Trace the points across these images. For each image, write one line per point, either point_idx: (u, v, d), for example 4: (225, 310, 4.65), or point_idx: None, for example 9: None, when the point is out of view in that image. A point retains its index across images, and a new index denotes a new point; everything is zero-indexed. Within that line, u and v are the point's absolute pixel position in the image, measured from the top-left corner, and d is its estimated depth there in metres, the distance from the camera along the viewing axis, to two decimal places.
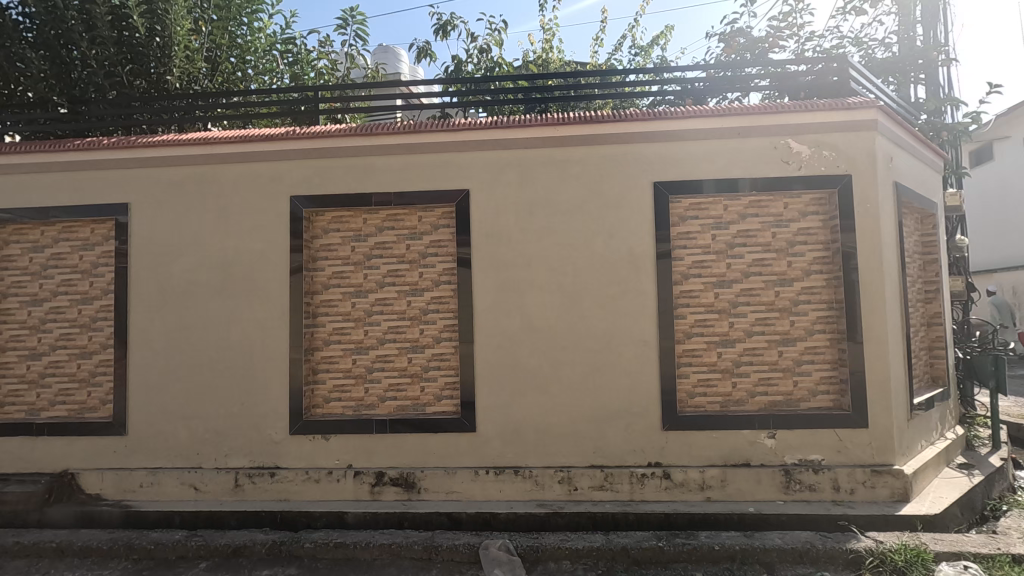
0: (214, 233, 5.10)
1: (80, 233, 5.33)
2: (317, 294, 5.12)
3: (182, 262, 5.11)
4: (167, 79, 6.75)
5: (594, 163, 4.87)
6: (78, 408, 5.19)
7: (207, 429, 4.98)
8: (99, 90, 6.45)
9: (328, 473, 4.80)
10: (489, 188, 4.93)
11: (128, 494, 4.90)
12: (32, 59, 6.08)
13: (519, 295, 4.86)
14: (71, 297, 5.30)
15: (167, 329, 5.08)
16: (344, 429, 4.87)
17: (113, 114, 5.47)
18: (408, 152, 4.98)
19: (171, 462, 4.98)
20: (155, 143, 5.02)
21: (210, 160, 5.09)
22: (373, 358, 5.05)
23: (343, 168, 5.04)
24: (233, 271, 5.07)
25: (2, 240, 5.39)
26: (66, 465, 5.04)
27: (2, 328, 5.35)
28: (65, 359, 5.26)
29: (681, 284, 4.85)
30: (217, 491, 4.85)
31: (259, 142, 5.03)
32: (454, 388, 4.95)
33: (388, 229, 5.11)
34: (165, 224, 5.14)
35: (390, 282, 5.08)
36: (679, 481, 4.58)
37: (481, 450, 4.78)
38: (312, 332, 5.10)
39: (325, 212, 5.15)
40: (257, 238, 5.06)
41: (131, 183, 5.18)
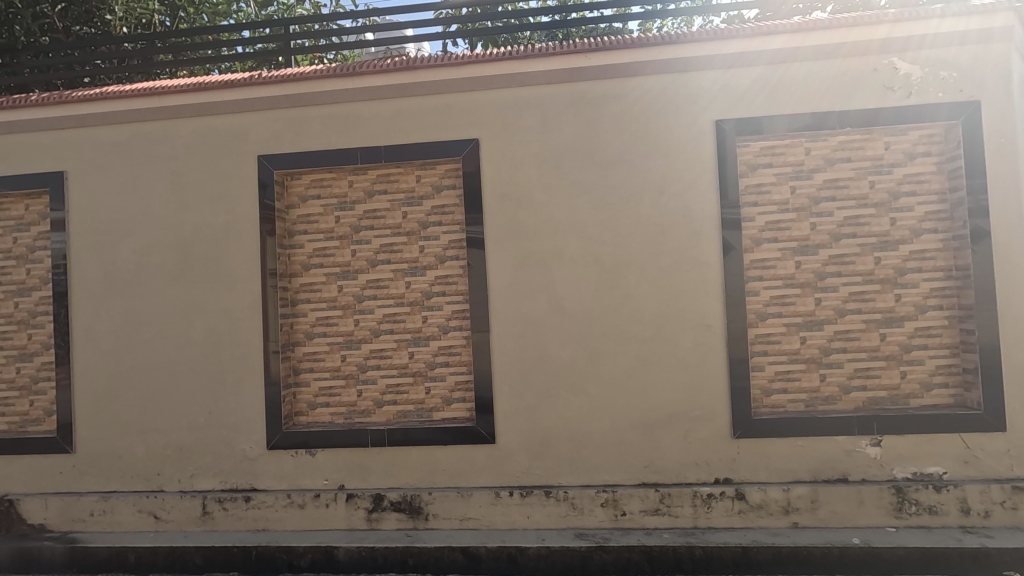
0: (167, 205, 4.14)
1: (12, 211, 4.39)
2: (296, 276, 4.16)
3: (131, 241, 4.16)
4: (108, 19, 5.90)
5: (637, 99, 3.80)
6: (19, 421, 4.31)
7: (169, 445, 4.08)
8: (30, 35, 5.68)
9: (314, 497, 3.89)
10: (504, 137, 3.90)
11: (76, 525, 4.04)
12: None
13: (545, 271, 3.85)
14: (6, 288, 4.40)
15: (115, 324, 4.16)
16: (332, 441, 3.94)
17: (42, 66, 4.48)
18: (401, 95, 3.95)
19: (127, 485, 4.10)
20: (91, 96, 4.03)
21: (159, 113, 4.10)
22: (366, 354, 4.08)
23: (321, 119, 4.04)
24: (191, 251, 4.11)
25: None
26: (6, 490, 4.19)
27: None
28: (2, 363, 4.37)
29: (753, 251, 3.79)
30: (181, 520, 3.96)
31: (218, 91, 3.99)
32: (467, 388, 3.97)
33: (379, 192, 4.10)
34: (109, 196, 4.19)
35: (384, 260, 4.09)
36: (757, 503, 3.58)
37: (503, 466, 3.82)
38: (292, 323, 4.14)
39: (301, 175, 4.15)
40: (219, 209, 4.09)
41: (67, 147, 4.24)
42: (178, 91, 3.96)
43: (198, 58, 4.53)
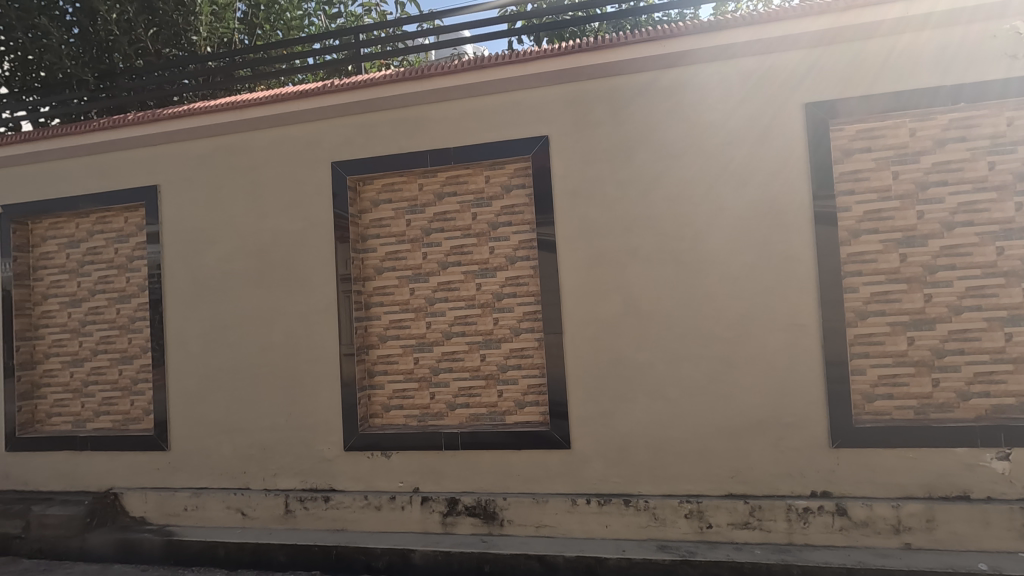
0: (248, 213, 4.30)
1: (113, 223, 4.72)
2: (369, 280, 4.21)
3: (216, 249, 4.36)
4: (194, 39, 6.32)
5: (715, 85, 3.58)
6: (122, 420, 4.62)
7: (253, 444, 4.23)
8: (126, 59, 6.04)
9: (390, 499, 3.91)
10: (574, 133, 3.78)
11: (171, 519, 4.26)
12: (54, 35, 5.62)
13: (619, 270, 3.69)
14: (109, 295, 4.73)
15: (202, 328, 4.37)
16: (407, 444, 3.95)
17: (139, 87, 4.86)
18: (468, 96, 3.91)
19: (216, 482, 4.29)
20: (178, 113, 4.23)
21: (241, 126, 4.28)
22: (438, 357, 4.07)
23: (390, 123, 4.07)
24: (270, 257, 4.25)
25: (41, 237, 4.91)
26: (110, 484, 4.49)
27: (44, 332, 4.88)
28: (106, 365, 4.71)
29: (850, 244, 3.47)
30: (265, 518, 4.10)
31: (292, 102, 4.07)
32: (540, 392, 3.87)
33: (449, 194, 4.09)
34: (196, 207, 4.42)
35: (454, 262, 4.07)
36: (861, 520, 3.26)
37: (578, 473, 3.69)
38: (366, 326, 4.20)
39: (373, 179, 4.20)
40: (295, 215, 4.21)
41: (160, 163, 4.50)
42: (256, 104, 4.08)
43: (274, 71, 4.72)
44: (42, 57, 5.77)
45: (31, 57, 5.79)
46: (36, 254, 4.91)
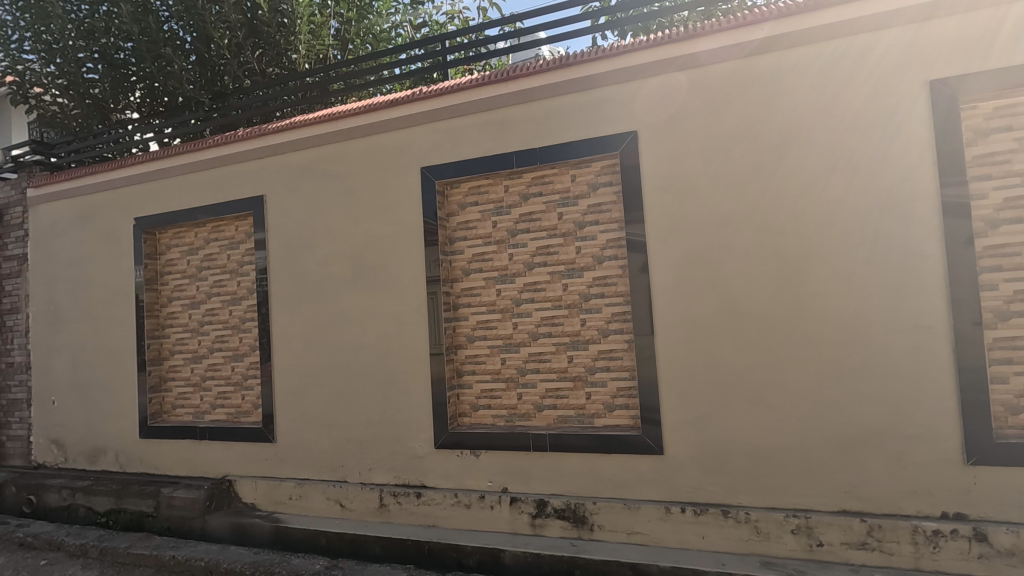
0: (344, 218, 4.52)
1: (226, 232, 5.13)
2: (457, 282, 4.28)
3: (315, 253, 4.62)
4: (293, 58, 6.72)
5: (820, 67, 3.31)
6: (235, 412, 5.02)
7: (349, 439, 4.43)
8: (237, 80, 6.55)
9: (480, 498, 3.95)
10: (663, 126, 3.63)
11: (278, 506, 4.56)
12: (177, 64, 6.23)
13: (715, 268, 3.51)
14: (223, 298, 5.15)
15: (304, 328, 4.64)
16: (495, 444, 3.97)
17: (249, 105, 5.31)
18: (552, 95, 3.89)
19: (317, 474, 4.53)
20: (285, 126, 4.66)
21: (337, 136, 4.52)
22: (525, 358, 4.07)
23: (476, 127, 4.11)
24: (364, 260, 4.43)
25: (166, 246, 5.43)
26: (225, 471, 4.87)
27: (170, 332, 5.40)
28: (221, 362, 5.12)
29: (987, 236, 3.08)
30: (362, 510, 4.28)
31: (384, 110, 4.35)
32: (630, 395, 3.76)
33: (535, 194, 4.08)
34: (297, 214, 4.70)
35: (541, 262, 4.05)
36: (1005, 548, 2.88)
37: (672, 480, 3.54)
38: (454, 327, 4.27)
39: (460, 183, 4.27)
40: (387, 220, 4.36)
41: (265, 174, 4.83)
42: (352, 113, 4.40)
43: (365, 83, 5.01)
44: (166, 82, 6.39)
45: (159, 85, 6.45)
46: (162, 261, 5.44)
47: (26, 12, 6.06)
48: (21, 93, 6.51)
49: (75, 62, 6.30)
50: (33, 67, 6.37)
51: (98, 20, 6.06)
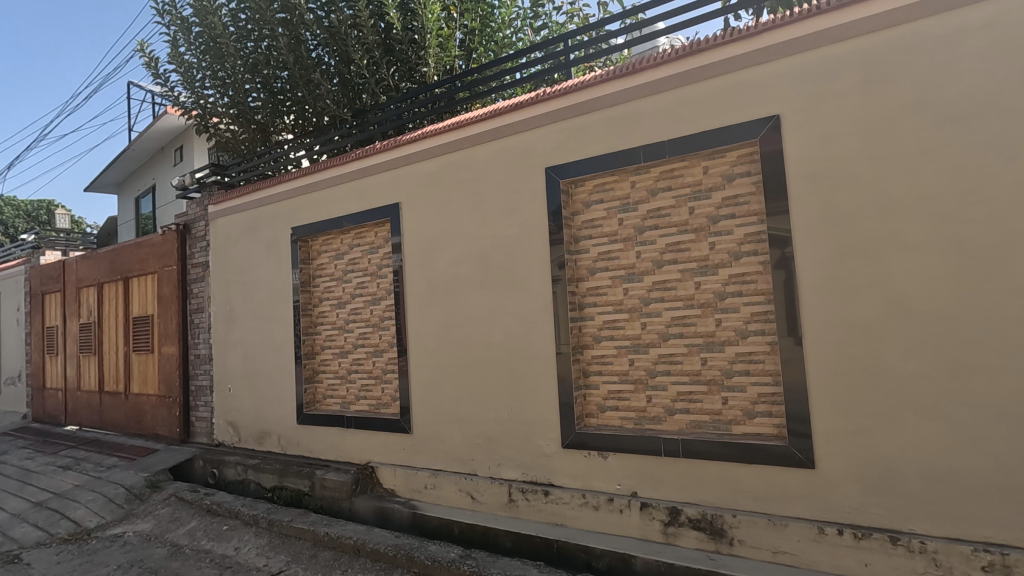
0: (471, 221, 4.68)
1: (367, 237, 5.57)
2: (583, 281, 4.25)
3: (445, 255, 4.84)
4: (424, 71, 7.08)
5: (1016, 24, 2.81)
6: (376, 404, 5.44)
7: (479, 434, 4.58)
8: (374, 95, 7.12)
9: (608, 501, 3.88)
10: (811, 107, 3.30)
11: (415, 494, 4.86)
12: (324, 85, 6.95)
13: (878, 263, 3.12)
14: (365, 298, 5.59)
15: (436, 327, 4.90)
16: (624, 447, 3.87)
17: (385, 119, 5.76)
18: (682, 84, 3.71)
19: (449, 465, 4.74)
20: (417, 136, 4.96)
21: (465, 143, 4.70)
22: (654, 359, 3.93)
23: (602, 123, 4.03)
24: (491, 261, 4.55)
25: (316, 251, 6.01)
26: (368, 458, 5.29)
27: (320, 329, 5.98)
28: (364, 357, 5.57)
29: None
30: (492, 504, 4.41)
31: (509, 114, 4.45)
32: (773, 401, 3.48)
33: (663, 189, 3.92)
34: (429, 219, 4.96)
35: (671, 260, 3.88)
36: None
37: (825, 497, 3.20)
38: (580, 326, 4.25)
39: (584, 181, 4.23)
40: (513, 221, 4.44)
41: (400, 182, 5.16)
42: (479, 119, 4.57)
43: (488, 89, 5.17)
44: (315, 104, 7.10)
45: (309, 107, 7.20)
46: (313, 265, 6.03)
47: (206, 54, 7.09)
48: (203, 123, 7.59)
49: (242, 93, 7.21)
50: (211, 100, 7.42)
51: (261, 55, 6.90)
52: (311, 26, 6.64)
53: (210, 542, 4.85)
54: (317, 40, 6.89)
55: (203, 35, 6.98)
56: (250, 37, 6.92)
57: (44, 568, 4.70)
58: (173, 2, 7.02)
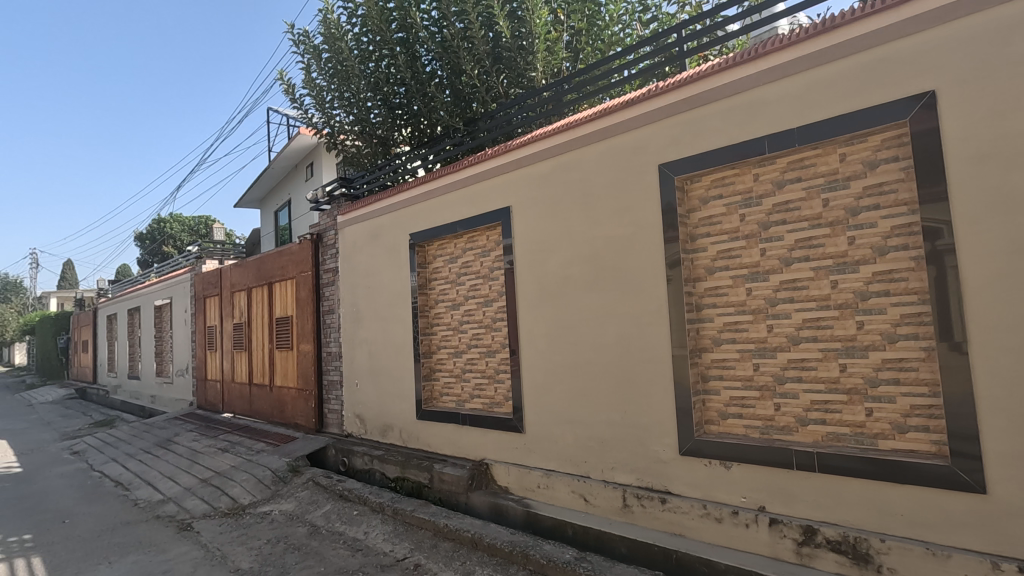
0: (582, 222, 4.66)
1: (479, 241, 5.75)
2: (701, 281, 4.05)
3: (556, 257, 4.86)
4: (532, 76, 7.14)
5: None
6: (489, 402, 5.60)
7: (592, 437, 4.54)
8: (484, 103, 7.36)
9: (733, 514, 3.66)
10: (977, 78, 2.87)
11: (528, 493, 4.93)
12: (438, 97, 7.31)
13: None
14: (478, 300, 5.78)
15: (547, 328, 4.93)
16: (750, 458, 3.63)
17: (495, 125, 5.92)
18: (813, 65, 3.41)
19: (562, 467, 4.75)
20: (527, 141, 5.04)
21: (574, 144, 4.70)
22: (783, 364, 3.65)
23: (720, 115, 3.82)
24: (602, 262, 4.50)
25: (431, 255, 6.30)
26: (483, 455, 5.46)
27: (436, 329, 6.26)
28: (478, 357, 5.76)
29: None
30: (606, 508, 4.35)
31: (619, 112, 4.38)
32: (929, 415, 3.08)
33: (792, 181, 3.63)
34: (539, 221, 5.01)
35: (801, 257, 3.58)
36: None
37: (1001, 528, 2.76)
38: (699, 329, 4.06)
39: (701, 176, 4.04)
40: (625, 220, 4.34)
41: (510, 186, 5.28)
42: (588, 119, 4.54)
43: (597, 88, 5.13)
44: (430, 116, 7.52)
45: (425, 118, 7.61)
46: (429, 269, 6.33)
47: (334, 77, 7.77)
48: (332, 141, 8.31)
49: (365, 110, 7.80)
50: (339, 119, 8.10)
51: (382, 74, 7.46)
52: (424, 42, 7.09)
53: (342, 525, 5.29)
54: (431, 54, 7.27)
55: (331, 60, 7.66)
56: (372, 57, 7.47)
57: (210, 536, 5.40)
58: (306, 33, 7.78)
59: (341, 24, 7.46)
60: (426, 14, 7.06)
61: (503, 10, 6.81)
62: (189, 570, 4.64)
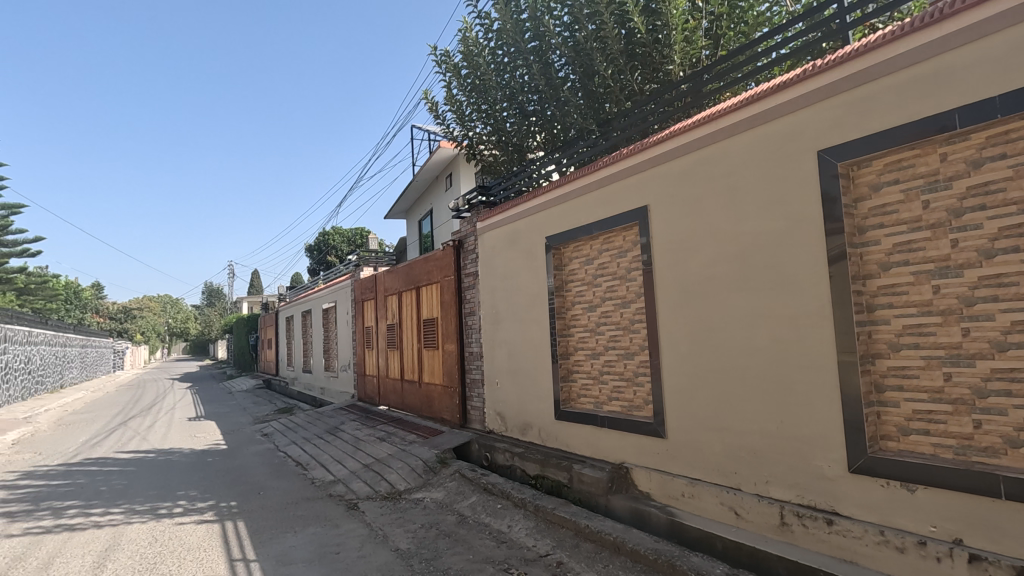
0: (727, 218, 4.39)
1: (616, 242, 5.68)
2: (872, 278, 3.60)
3: (699, 256, 4.64)
4: (669, 69, 6.94)
5: None
6: (628, 405, 5.50)
7: (743, 447, 4.25)
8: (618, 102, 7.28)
9: (919, 544, 3.19)
10: None
11: (672, 501, 4.75)
12: (572, 100, 7.38)
13: None
14: (615, 301, 5.72)
15: (690, 330, 4.73)
16: (941, 481, 3.14)
17: (631, 123, 5.82)
18: (1020, 20, 2.87)
19: (709, 476, 4.51)
20: (665, 136, 4.88)
21: (718, 136, 4.45)
22: (984, 374, 3.11)
23: (892, 90, 3.37)
24: (752, 260, 4.20)
25: (567, 258, 6.36)
26: (622, 458, 5.39)
27: (573, 331, 6.31)
28: (616, 359, 5.70)
29: None
30: (760, 524, 4.05)
31: (769, 98, 4.06)
32: None
33: (993, 160, 3.09)
34: (680, 218, 4.82)
35: (1008, 248, 3.04)
36: None
37: None
38: (871, 332, 3.61)
39: (872, 161, 3.59)
40: (778, 214, 4.01)
41: (648, 185, 5.15)
42: (733, 108, 4.27)
43: (742, 74, 4.81)
44: (563, 120, 7.62)
45: (558, 123, 7.73)
46: (565, 271, 6.40)
47: (473, 91, 8.20)
48: (471, 152, 8.77)
49: (501, 120, 8.13)
50: (477, 131, 8.54)
51: (517, 83, 7.74)
52: (558, 48, 7.20)
53: (487, 516, 5.55)
54: (564, 59, 7.36)
55: (471, 75, 8.09)
56: (507, 69, 7.76)
57: (373, 516, 6.00)
58: (447, 53, 8.31)
59: (479, 40, 7.86)
60: (559, 20, 7.17)
61: (637, 5, 6.68)
62: (358, 545, 5.20)
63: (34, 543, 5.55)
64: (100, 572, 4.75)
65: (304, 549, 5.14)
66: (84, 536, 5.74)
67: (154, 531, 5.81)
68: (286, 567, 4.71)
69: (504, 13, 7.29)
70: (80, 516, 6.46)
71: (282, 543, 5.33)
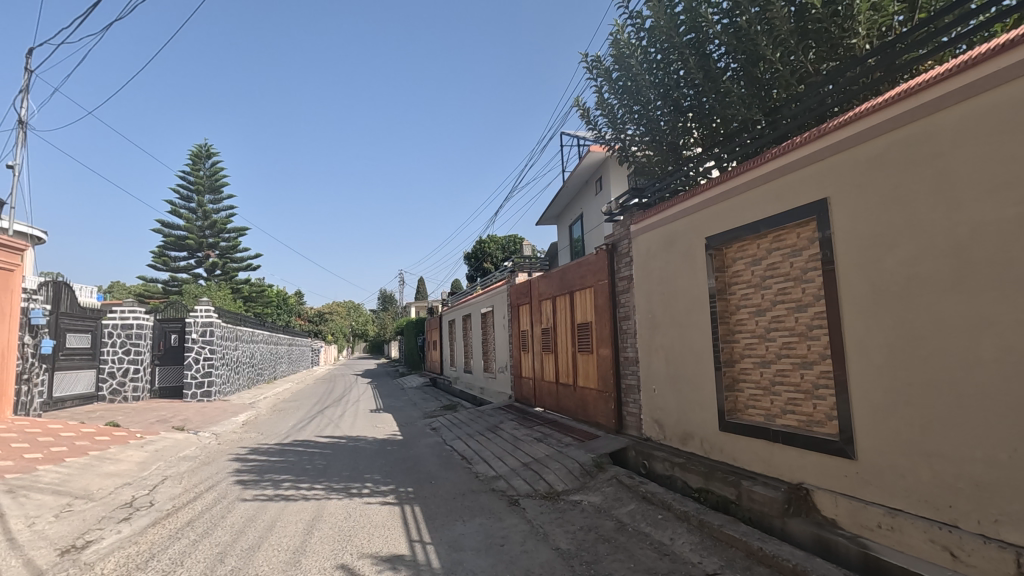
0: (935, 207, 3.76)
1: (788, 240, 5.19)
2: None
3: (895, 252, 4.05)
4: (852, 43, 6.21)
5: None
6: (807, 420, 4.98)
7: (960, 477, 3.60)
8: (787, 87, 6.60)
9: None
10: None
11: (864, 532, 4.19)
12: (734, 92, 6.94)
13: None
14: (788, 305, 5.23)
15: (885, 338, 4.13)
16: None
17: (804, 109, 5.30)
18: None
19: (913, 507, 3.90)
20: (848, 119, 4.34)
21: (919, 113, 3.85)
22: None
23: None
24: (970, 255, 3.55)
25: (731, 259, 5.98)
26: (801, 478, 4.89)
27: (739, 337, 5.90)
28: (791, 368, 5.21)
29: None
30: (988, 571, 3.38)
31: (990, 62, 3.42)
32: None
33: None
34: (870, 211, 4.24)
35: None
36: None
37: None
38: None
39: None
40: (1008, 200, 3.35)
41: (828, 176, 4.62)
42: (940, 79, 3.66)
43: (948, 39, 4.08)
44: (723, 113, 7.19)
45: (718, 116, 7.32)
46: (729, 273, 6.02)
47: (625, 93, 8.11)
48: (623, 154, 8.66)
49: (655, 119, 7.93)
50: (630, 132, 8.41)
51: (672, 80, 7.50)
52: (717, 37, 6.86)
53: (648, 526, 5.41)
54: (724, 49, 6.99)
55: (622, 78, 8.03)
56: (661, 66, 7.56)
57: (534, 514, 6.21)
58: (599, 58, 8.34)
59: (630, 41, 7.76)
60: (716, 8, 6.81)
61: None
62: (520, 539, 5.42)
63: (262, 508, 6.71)
64: (310, 537, 5.60)
65: (473, 538, 5.50)
66: (296, 506, 6.80)
67: (348, 508, 6.68)
68: (457, 552, 5.09)
69: (658, 11, 7.11)
70: (293, 489, 7.67)
71: (453, 530, 5.77)
